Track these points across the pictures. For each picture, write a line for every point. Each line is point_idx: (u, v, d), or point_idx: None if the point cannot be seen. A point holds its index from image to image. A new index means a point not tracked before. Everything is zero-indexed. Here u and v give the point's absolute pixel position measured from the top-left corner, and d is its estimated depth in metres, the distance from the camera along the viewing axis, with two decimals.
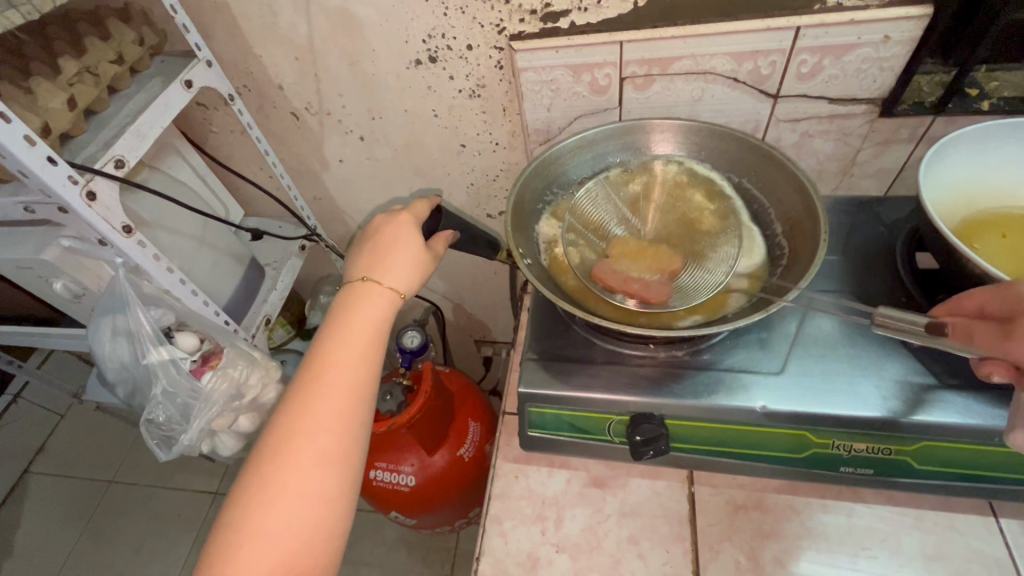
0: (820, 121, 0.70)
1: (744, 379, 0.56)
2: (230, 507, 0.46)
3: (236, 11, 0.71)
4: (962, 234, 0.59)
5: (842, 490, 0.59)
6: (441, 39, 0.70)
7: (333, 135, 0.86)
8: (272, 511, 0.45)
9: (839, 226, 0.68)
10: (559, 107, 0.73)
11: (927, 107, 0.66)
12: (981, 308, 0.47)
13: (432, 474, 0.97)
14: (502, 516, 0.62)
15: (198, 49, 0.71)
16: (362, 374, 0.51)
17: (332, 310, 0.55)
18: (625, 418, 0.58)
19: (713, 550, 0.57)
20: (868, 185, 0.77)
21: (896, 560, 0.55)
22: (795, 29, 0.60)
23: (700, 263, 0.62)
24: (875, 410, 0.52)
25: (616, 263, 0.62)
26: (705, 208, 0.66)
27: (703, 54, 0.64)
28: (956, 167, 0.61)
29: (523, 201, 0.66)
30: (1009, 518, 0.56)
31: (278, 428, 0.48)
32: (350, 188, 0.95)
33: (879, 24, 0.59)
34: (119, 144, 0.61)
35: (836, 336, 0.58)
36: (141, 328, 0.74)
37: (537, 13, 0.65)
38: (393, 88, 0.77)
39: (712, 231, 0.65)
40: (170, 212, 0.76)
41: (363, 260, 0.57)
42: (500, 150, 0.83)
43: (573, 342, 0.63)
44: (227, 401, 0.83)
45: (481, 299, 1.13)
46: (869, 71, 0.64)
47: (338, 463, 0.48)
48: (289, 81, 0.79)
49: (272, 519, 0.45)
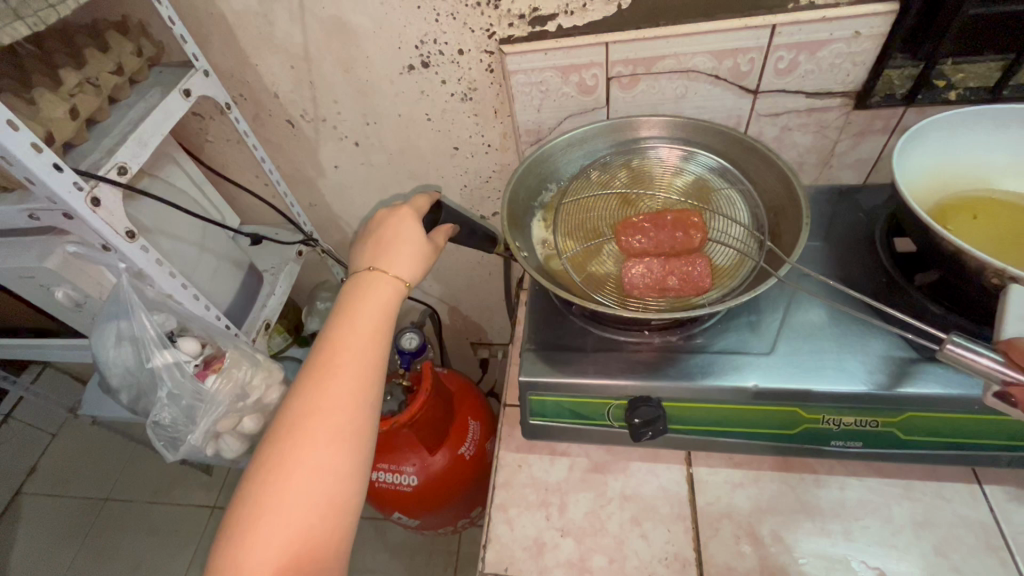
0: (799, 115, 0.73)
1: (736, 360, 0.58)
2: (246, 485, 0.47)
3: (233, 22, 0.73)
4: (935, 217, 0.62)
5: (834, 464, 0.62)
6: (433, 45, 0.72)
7: (329, 141, 0.88)
8: (286, 487, 0.46)
9: (821, 214, 0.71)
10: (549, 108, 0.75)
11: (898, 98, 0.70)
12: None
13: (433, 474, 0.98)
14: (508, 505, 0.64)
15: (196, 59, 0.73)
16: (370, 358, 0.53)
17: (340, 298, 0.56)
18: (624, 402, 0.60)
19: (713, 527, 0.59)
20: (847, 175, 0.80)
21: (888, 529, 0.57)
22: (772, 27, 0.64)
23: (711, 237, 0.65)
24: (861, 383, 0.54)
25: (628, 254, 0.65)
26: (694, 186, 0.69)
27: (684, 53, 0.67)
28: (927, 155, 0.64)
29: (518, 199, 0.68)
30: (993, 485, 0.58)
31: (291, 409, 0.49)
32: (345, 193, 0.97)
33: (850, 20, 0.63)
34: (121, 151, 0.63)
35: (820, 317, 0.61)
36: (144, 332, 0.75)
37: (526, 17, 0.68)
38: (387, 93, 0.79)
39: (708, 197, 0.68)
40: (170, 218, 0.77)
41: (366, 252, 0.59)
42: (493, 152, 0.86)
43: (570, 331, 0.65)
44: (231, 403, 0.84)
45: (476, 300, 1.15)
46: (842, 65, 0.67)
47: (351, 441, 0.49)
48: (284, 89, 0.81)
49: (288, 494, 0.46)
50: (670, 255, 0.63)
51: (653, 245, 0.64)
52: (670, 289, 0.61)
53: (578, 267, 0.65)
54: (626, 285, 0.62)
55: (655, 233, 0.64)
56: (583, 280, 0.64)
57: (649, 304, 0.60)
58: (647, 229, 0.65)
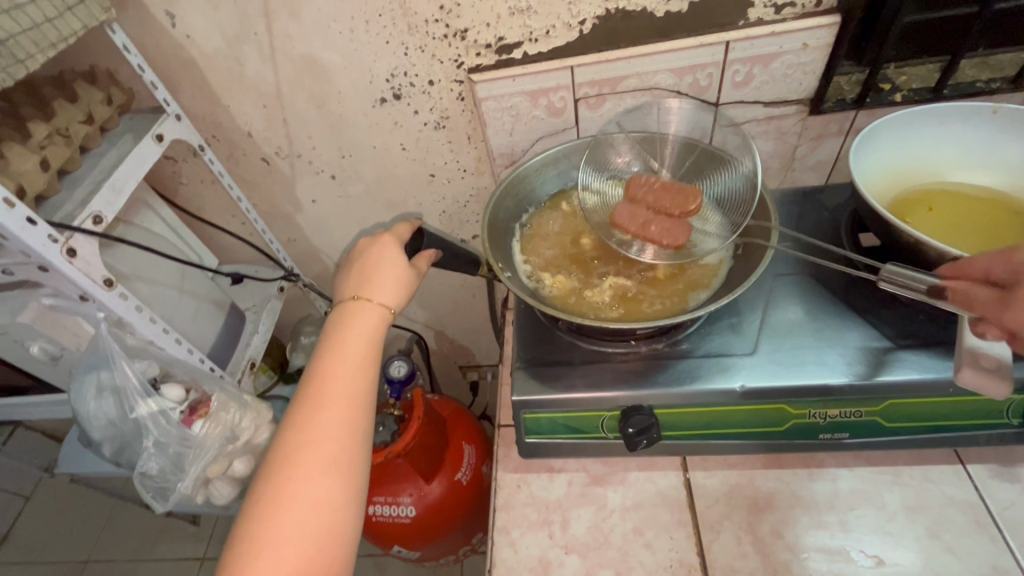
0: (759, 124, 0.77)
1: (722, 362, 0.60)
2: (242, 523, 0.46)
3: (203, 66, 0.74)
4: (895, 211, 0.65)
5: (825, 457, 0.63)
6: (403, 77, 0.74)
7: (305, 176, 0.88)
8: (283, 520, 0.45)
9: (789, 216, 0.74)
10: (521, 131, 0.77)
11: (849, 103, 0.74)
12: (989, 271, 0.49)
13: (431, 503, 0.97)
14: (509, 526, 0.63)
15: (166, 104, 0.74)
16: (359, 385, 0.52)
17: (326, 327, 0.56)
18: (617, 412, 0.60)
19: (714, 530, 0.60)
20: (809, 178, 0.84)
21: (883, 516, 0.58)
22: (725, 43, 0.67)
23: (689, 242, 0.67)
24: (843, 375, 0.56)
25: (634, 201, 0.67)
26: None
27: (646, 71, 0.70)
28: (881, 154, 0.68)
29: (497, 220, 0.70)
30: (976, 464, 0.60)
31: (284, 442, 0.49)
32: (324, 226, 0.97)
33: (797, 33, 0.67)
34: (96, 200, 0.63)
35: (798, 316, 0.63)
36: (127, 381, 0.74)
37: (492, 46, 0.70)
38: (361, 126, 0.80)
39: None
40: (148, 264, 0.76)
41: (350, 282, 0.60)
42: (469, 176, 0.87)
43: (558, 346, 0.66)
44: (222, 446, 0.82)
45: (462, 323, 1.15)
46: (794, 75, 0.71)
47: (346, 469, 0.49)
48: (257, 128, 0.82)
49: (286, 527, 0.45)
50: (665, 213, 0.65)
51: (654, 199, 0.66)
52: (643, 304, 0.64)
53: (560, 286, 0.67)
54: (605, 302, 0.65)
55: (660, 189, 0.67)
56: (566, 299, 0.66)
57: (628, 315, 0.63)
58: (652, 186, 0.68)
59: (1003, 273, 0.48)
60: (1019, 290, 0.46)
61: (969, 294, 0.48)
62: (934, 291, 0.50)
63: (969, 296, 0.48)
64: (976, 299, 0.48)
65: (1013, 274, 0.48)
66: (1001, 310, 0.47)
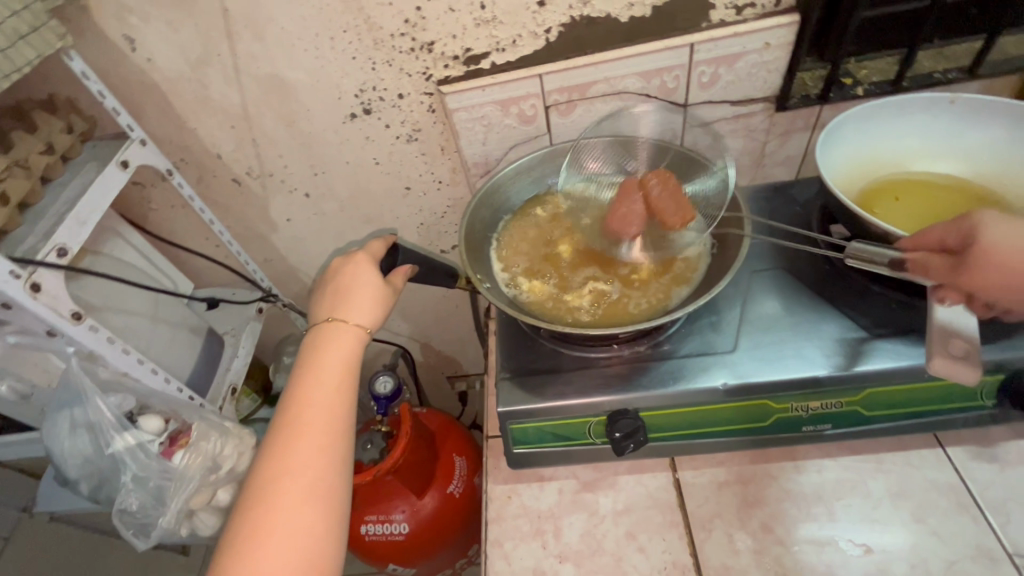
0: (728, 122, 0.78)
1: (704, 361, 0.60)
2: (219, 560, 0.45)
3: (167, 89, 0.73)
4: (863, 203, 0.67)
5: (811, 449, 0.64)
6: (372, 92, 0.74)
7: (278, 196, 0.87)
8: (261, 555, 0.44)
9: (762, 212, 0.75)
10: (493, 140, 0.77)
11: (813, 98, 0.75)
12: (940, 241, 0.51)
13: (424, 518, 0.95)
14: (502, 539, 0.63)
15: (130, 129, 0.73)
16: (337, 410, 0.51)
17: (302, 351, 0.56)
18: (603, 418, 0.60)
19: (706, 529, 0.60)
20: (780, 172, 0.85)
21: (869, 504, 0.59)
22: (689, 45, 0.68)
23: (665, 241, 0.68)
24: (822, 368, 0.57)
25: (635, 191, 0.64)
26: None
27: (614, 77, 0.71)
28: (847, 148, 0.69)
29: (473, 233, 0.70)
30: (955, 446, 0.62)
31: (261, 473, 0.48)
32: (300, 244, 0.95)
33: (758, 33, 0.68)
34: (60, 232, 0.61)
35: (776, 311, 0.64)
36: (102, 417, 0.72)
37: (460, 57, 0.70)
38: (332, 142, 0.80)
39: None
40: (118, 294, 0.74)
41: (325, 303, 0.59)
42: (445, 187, 0.87)
43: (542, 354, 0.65)
44: (204, 476, 0.79)
45: (447, 333, 1.14)
46: (759, 74, 0.72)
47: (324, 496, 0.47)
48: (226, 149, 0.80)
49: (264, 562, 0.44)
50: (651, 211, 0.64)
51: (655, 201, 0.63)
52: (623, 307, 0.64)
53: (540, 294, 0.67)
54: (586, 306, 0.64)
55: (668, 195, 0.63)
56: (547, 307, 0.65)
57: (610, 319, 0.63)
58: (671, 183, 0.64)
59: (953, 240, 0.51)
60: (970, 258, 0.49)
61: (926, 262, 0.51)
62: (895, 264, 0.52)
63: (925, 263, 0.51)
64: (935, 266, 0.51)
65: (962, 243, 0.50)
66: (954, 276, 0.50)
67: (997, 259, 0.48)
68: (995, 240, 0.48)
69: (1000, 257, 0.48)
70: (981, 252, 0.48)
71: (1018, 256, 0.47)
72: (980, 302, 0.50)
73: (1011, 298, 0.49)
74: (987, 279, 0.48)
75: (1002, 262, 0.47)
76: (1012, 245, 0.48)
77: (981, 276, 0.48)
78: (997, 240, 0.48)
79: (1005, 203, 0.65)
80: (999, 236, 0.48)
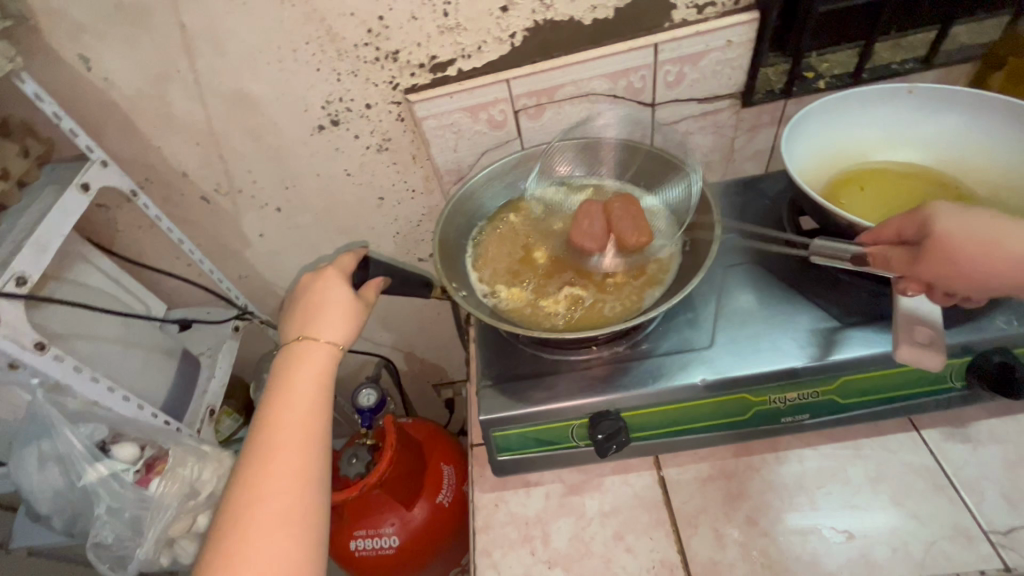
0: (696, 119, 0.79)
1: (682, 358, 0.60)
2: None
3: (127, 108, 0.71)
4: (830, 194, 0.68)
5: (792, 439, 0.65)
6: (340, 103, 0.73)
7: (249, 212, 0.86)
8: None
9: (733, 207, 0.76)
10: (465, 147, 0.77)
11: (778, 92, 0.77)
12: (898, 233, 0.52)
13: (414, 529, 0.95)
14: (491, 548, 0.62)
15: (90, 151, 0.71)
16: (310, 430, 0.51)
17: (273, 373, 0.55)
18: (585, 420, 0.60)
19: (692, 525, 0.60)
20: (750, 167, 0.86)
21: (849, 490, 0.60)
22: (654, 45, 0.69)
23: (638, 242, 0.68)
24: (797, 359, 0.58)
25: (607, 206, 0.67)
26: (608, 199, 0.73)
27: (581, 79, 0.71)
28: (812, 140, 0.70)
29: (448, 240, 0.70)
30: (929, 428, 0.63)
31: (234, 501, 0.47)
32: (275, 260, 0.94)
33: (720, 31, 0.69)
34: (18, 260, 0.59)
35: (751, 305, 0.64)
36: (72, 448, 0.70)
37: (426, 65, 0.70)
38: (301, 155, 0.79)
39: None
40: (84, 320, 0.72)
41: (296, 322, 0.58)
42: (419, 196, 0.86)
43: (522, 360, 0.65)
44: (183, 502, 0.77)
45: (429, 341, 1.13)
46: (724, 71, 0.73)
47: (301, 521, 0.47)
48: (192, 167, 0.79)
49: None
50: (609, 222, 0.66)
51: (619, 218, 0.66)
52: (600, 308, 0.64)
53: (516, 300, 0.67)
54: (563, 310, 0.65)
55: (628, 216, 0.66)
56: (524, 312, 0.65)
57: (587, 322, 0.63)
58: (632, 208, 0.67)
59: (911, 232, 0.51)
60: (925, 248, 0.49)
61: (887, 256, 0.52)
62: (857, 259, 0.54)
63: (886, 257, 0.52)
64: (893, 259, 0.52)
65: (918, 235, 0.51)
66: (913, 267, 0.50)
67: (951, 246, 0.48)
68: (950, 229, 0.48)
69: (955, 245, 0.48)
70: (938, 240, 0.48)
71: (974, 243, 0.48)
72: (942, 290, 0.51)
73: (968, 288, 0.49)
74: (946, 267, 0.49)
75: (956, 251, 0.48)
76: (965, 233, 0.48)
77: (938, 265, 0.49)
78: (949, 229, 0.48)
79: (973, 198, 0.65)
80: (953, 225, 0.48)
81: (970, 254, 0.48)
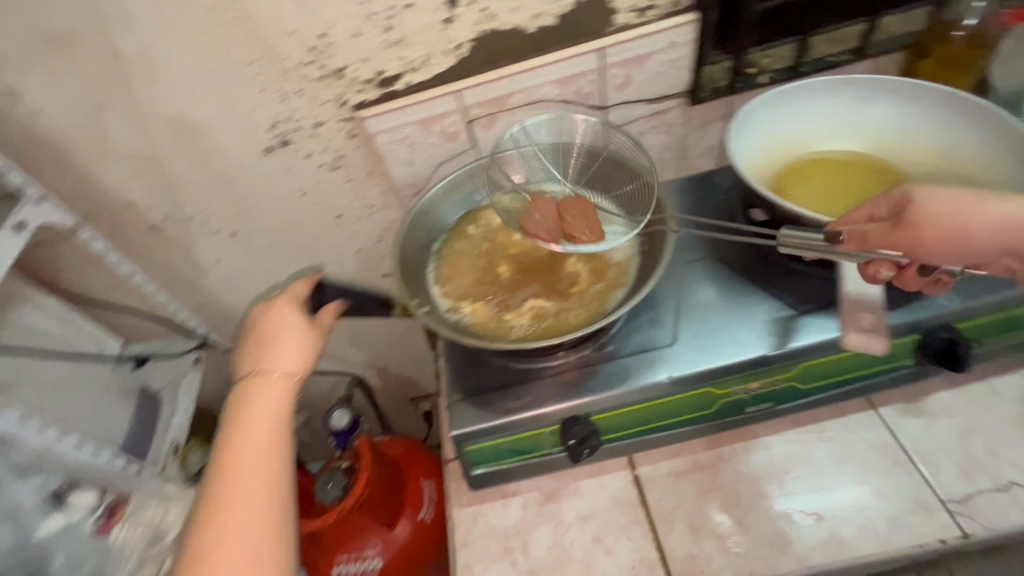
0: (647, 119, 0.80)
1: (648, 357, 0.61)
2: None
3: (61, 141, 0.68)
4: (776, 186, 0.70)
5: (759, 427, 0.66)
6: (288, 123, 0.71)
7: (202, 239, 0.83)
8: None
9: (689, 204, 0.77)
10: (419, 160, 0.76)
11: (722, 90, 0.78)
12: (871, 213, 0.54)
13: (398, 549, 0.93)
14: (471, 564, 0.62)
15: (25, 187, 0.67)
16: (270, 467, 0.49)
17: (227, 412, 0.53)
18: (557, 427, 0.61)
19: (668, 521, 0.61)
20: (703, 162, 0.88)
21: (816, 473, 0.62)
22: (599, 50, 0.70)
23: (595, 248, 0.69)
24: (757, 350, 0.59)
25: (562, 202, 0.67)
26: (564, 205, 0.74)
27: (530, 86, 0.72)
28: (758, 134, 0.71)
29: (408, 257, 0.69)
30: (887, 406, 0.65)
31: (193, 549, 0.45)
32: (233, 286, 0.91)
33: (662, 33, 0.70)
34: None
35: (710, 299, 0.66)
36: (20, 504, 0.66)
37: (373, 81, 0.69)
38: (252, 178, 0.77)
39: None
40: (30, 364, 0.71)
41: (249, 357, 0.57)
42: (378, 212, 0.85)
43: (491, 371, 0.65)
44: (147, 549, 0.75)
45: (402, 356, 1.12)
46: (669, 72, 0.75)
47: (265, 562, 0.45)
48: (137, 197, 0.76)
49: None
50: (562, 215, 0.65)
51: (573, 214, 0.65)
52: (564, 315, 0.65)
53: (480, 312, 0.67)
54: (527, 320, 0.65)
55: (581, 214, 0.65)
56: (489, 324, 0.65)
57: (552, 329, 0.63)
58: (588, 209, 0.66)
59: (885, 211, 0.54)
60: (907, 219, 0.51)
61: (864, 233, 0.53)
62: (831, 239, 0.53)
63: (862, 234, 0.53)
64: (871, 233, 0.53)
65: (893, 211, 0.53)
66: (894, 238, 0.52)
67: (930, 216, 0.50)
68: (925, 201, 0.51)
69: (926, 216, 0.50)
70: (916, 211, 0.51)
71: (950, 213, 0.50)
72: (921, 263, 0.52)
73: (942, 261, 0.52)
74: (922, 237, 0.50)
75: (935, 221, 0.50)
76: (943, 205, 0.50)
77: (919, 233, 0.50)
78: (927, 199, 0.51)
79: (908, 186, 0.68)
80: (929, 197, 0.51)
81: (948, 225, 0.50)
